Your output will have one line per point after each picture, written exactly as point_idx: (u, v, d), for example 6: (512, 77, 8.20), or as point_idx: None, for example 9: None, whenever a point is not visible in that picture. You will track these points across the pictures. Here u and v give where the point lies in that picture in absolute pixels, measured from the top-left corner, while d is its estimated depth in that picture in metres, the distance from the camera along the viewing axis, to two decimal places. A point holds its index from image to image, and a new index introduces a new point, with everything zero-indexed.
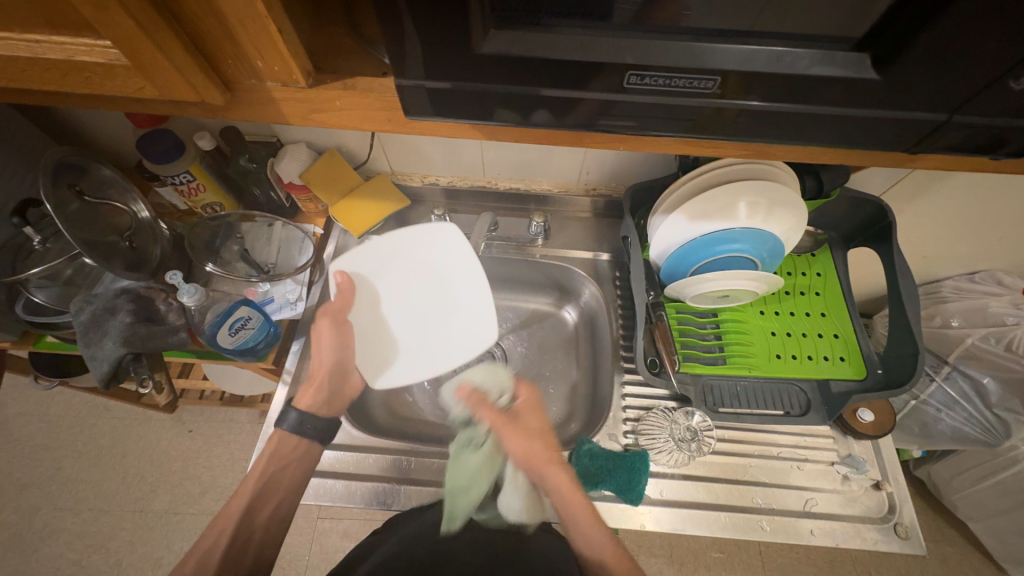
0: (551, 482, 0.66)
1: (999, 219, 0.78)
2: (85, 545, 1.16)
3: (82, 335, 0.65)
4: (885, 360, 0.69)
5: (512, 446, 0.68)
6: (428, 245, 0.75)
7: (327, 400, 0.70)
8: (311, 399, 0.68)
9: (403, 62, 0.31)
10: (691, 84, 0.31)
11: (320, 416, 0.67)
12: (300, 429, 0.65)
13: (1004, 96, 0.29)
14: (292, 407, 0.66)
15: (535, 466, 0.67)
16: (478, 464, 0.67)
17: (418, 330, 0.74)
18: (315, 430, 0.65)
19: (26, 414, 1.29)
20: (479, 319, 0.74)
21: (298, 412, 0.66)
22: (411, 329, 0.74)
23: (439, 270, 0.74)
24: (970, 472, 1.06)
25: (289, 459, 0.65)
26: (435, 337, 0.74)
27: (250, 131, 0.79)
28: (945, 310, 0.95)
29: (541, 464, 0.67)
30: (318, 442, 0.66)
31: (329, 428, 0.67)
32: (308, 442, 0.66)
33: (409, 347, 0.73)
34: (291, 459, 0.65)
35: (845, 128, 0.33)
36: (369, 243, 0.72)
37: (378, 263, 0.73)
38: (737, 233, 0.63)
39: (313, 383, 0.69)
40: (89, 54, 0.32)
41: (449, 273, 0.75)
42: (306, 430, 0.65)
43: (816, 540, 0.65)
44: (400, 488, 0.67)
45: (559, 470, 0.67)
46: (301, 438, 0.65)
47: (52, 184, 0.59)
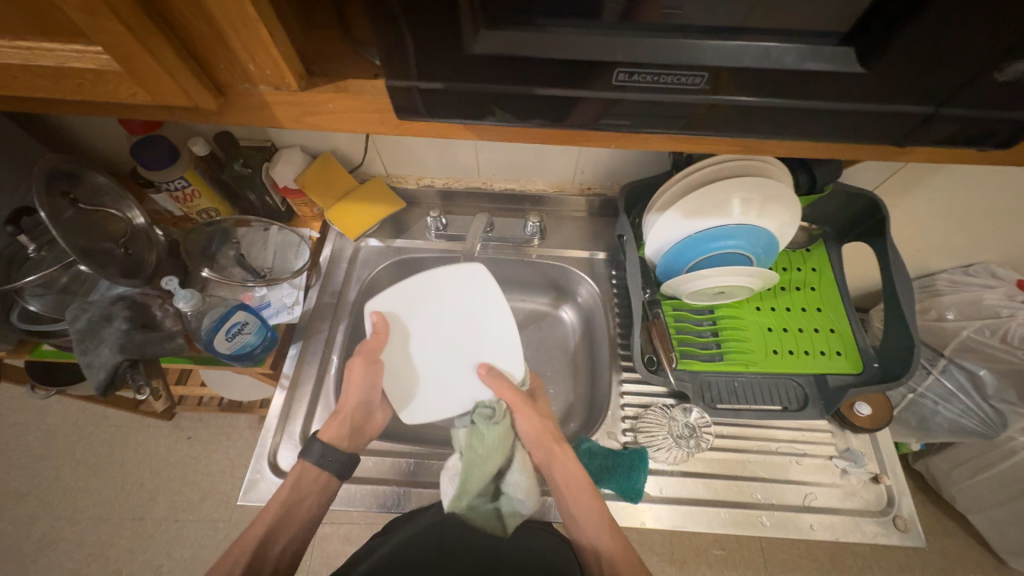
0: (559, 464, 0.65)
1: (991, 212, 0.79)
2: (85, 554, 1.15)
3: (77, 343, 0.65)
4: (881, 354, 0.69)
5: (524, 425, 0.67)
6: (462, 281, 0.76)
7: (352, 435, 0.68)
8: (336, 433, 0.66)
9: (395, 64, 0.31)
10: (681, 81, 0.31)
11: (343, 451, 0.65)
12: (322, 463, 0.63)
13: (990, 88, 0.29)
14: (317, 440, 0.64)
15: (546, 448, 0.66)
16: (496, 438, 0.63)
17: (446, 364, 0.73)
18: (337, 464, 0.64)
19: (23, 423, 1.29)
20: (507, 352, 0.73)
21: (321, 445, 0.64)
22: (442, 364, 0.73)
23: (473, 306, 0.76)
24: (968, 464, 1.06)
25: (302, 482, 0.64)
26: (462, 373, 0.72)
27: (245, 136, 0.79)
28: (940, 303, 0.96)
29: (551, 445, 0.66)
30: (340, 475, 0.65)
31: (351, 463, 0.65)
32: (328, 475, 0.64)
33: (439, 381, 0.72)
34: (309, 493, 0.64)
35: (834, 122, 0.33)
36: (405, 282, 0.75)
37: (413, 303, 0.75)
38: (731, 230, 0.63)
39: (340, 418, 0.67)
40: (80, 60, 0.32)
41: (476, 304, 0.76)
42: (328, 464, 0.63)
43: (816, 534, 0.65)
44: (403, 491, 0.68)
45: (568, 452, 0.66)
46: (322, 471, 0.64)
47: (45, 192, 0.59)
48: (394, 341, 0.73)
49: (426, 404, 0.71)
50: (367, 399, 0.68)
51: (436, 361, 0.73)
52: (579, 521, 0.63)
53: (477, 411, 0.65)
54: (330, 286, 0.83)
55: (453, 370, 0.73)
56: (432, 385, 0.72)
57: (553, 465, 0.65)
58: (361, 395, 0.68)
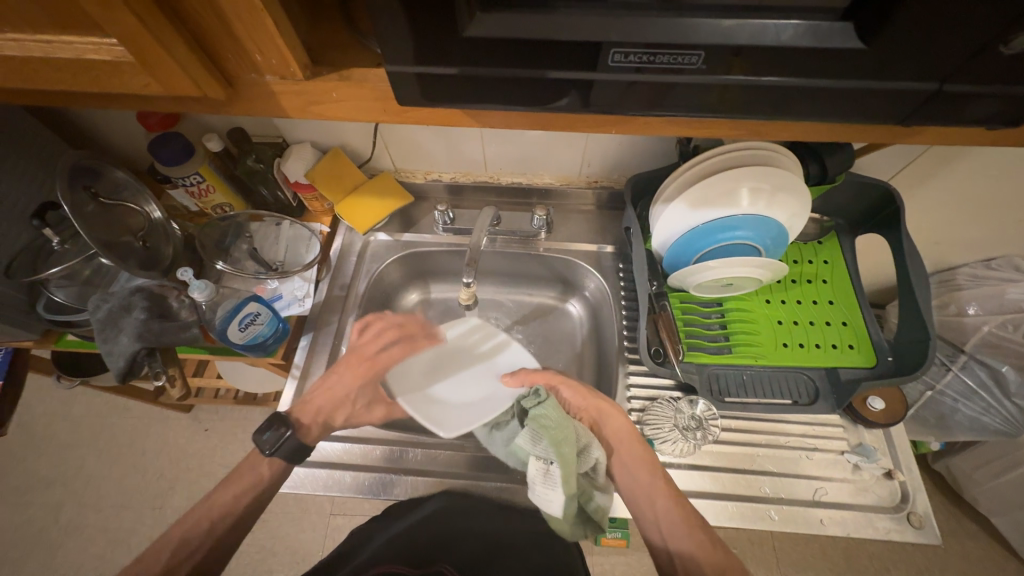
0: (608, 417, 0.66)
1: (1015, 202, 0.76)
2: (108, 540, 1.20)
3: (99, 332, 0.68)
4: (895, 347, 0.68)
5: (570, 392, 0.67)
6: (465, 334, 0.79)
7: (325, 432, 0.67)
8: (312, 432, 0.65)
9: (393, 49, 0.32)
10: (677, 60, 0.31)
11: (304, 445, 0.62)
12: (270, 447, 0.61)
13: (997, 62, 0.29)
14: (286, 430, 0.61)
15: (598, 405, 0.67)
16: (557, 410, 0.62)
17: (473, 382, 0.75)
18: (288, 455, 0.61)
19: (50, 413, 1.34)
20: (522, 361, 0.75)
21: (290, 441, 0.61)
22: (471, 386, 0.74)
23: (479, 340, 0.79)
24: (990, 464, 1.03)
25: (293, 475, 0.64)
26: (491, 390, 0.73)
27: (258, 132, 0.81)
28: (960, 298, 0.93)
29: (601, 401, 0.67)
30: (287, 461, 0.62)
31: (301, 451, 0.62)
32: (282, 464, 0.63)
33: (472, 402, 0.72)
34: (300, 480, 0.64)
35: (834, 100, 0.33)
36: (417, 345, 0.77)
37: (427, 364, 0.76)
38: (739, 221, 0.62)
39: (318, 420, 0.67)
40: (96, 52, 0.33)
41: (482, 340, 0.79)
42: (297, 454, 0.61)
43: (827, 529, 0.64)
44: (394, 478, 0.68)
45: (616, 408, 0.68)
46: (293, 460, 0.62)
47: (68, 187, 0.61)
48: (421, 379, 0.75)
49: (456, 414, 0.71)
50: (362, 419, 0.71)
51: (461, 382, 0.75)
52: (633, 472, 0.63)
53: (526, 399, 0.65)
54: (339, 280, 0.84)
55: (480, 384, 0.74)
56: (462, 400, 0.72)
57: (604, 420, 0.66)
58: (347, 412, 0.69)
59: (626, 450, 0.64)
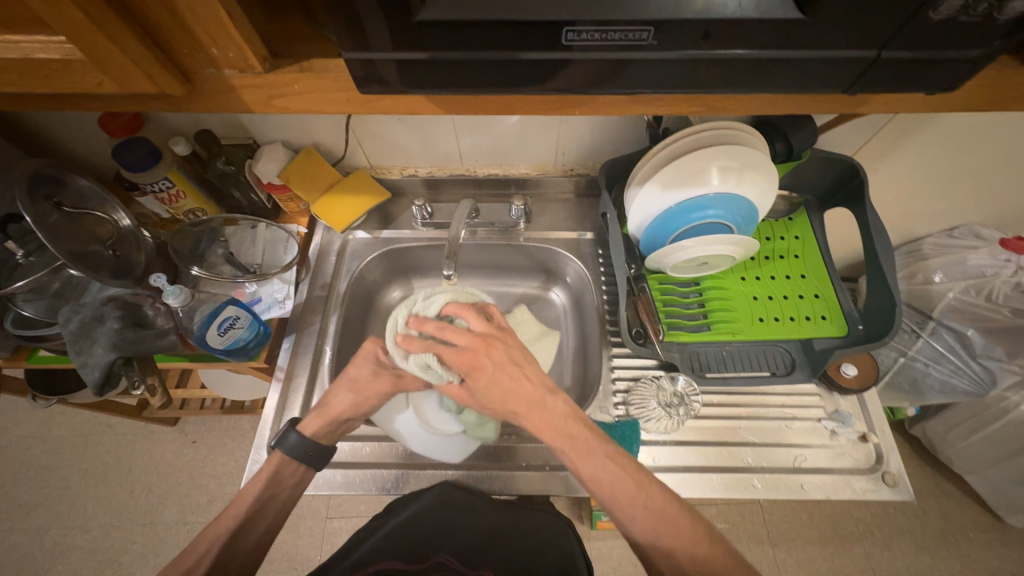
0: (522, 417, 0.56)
1: (972, 171, 0.79)
2: (98, 560, 1.17)
3: (71, 345, 0.66)
4: (865, 315, 0.70)
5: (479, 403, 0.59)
6: None
7: (333, 431, 0.65)
8: (315, 428, 0.64)
9: (351, 37, 0.32)
10: (628, 37, 0.32)
11: (320, 445, 0.63)
12: (293, 452, 0.62)
13: (926, 28, 0.30)
14: (293, 429, 0.63)
15: (528, 397, 0.56)
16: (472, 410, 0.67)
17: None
18: (312, 457, 0.63)
19: (28, 436, 1.30)
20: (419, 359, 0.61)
21: (297, 434, 0.63)
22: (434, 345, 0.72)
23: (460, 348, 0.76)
24: (963, 425, 1.07)
25: (283, 486, 0.62)
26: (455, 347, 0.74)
27: (226, 133, 0.79)
28: (926, 266, 0.96)
29: (530, 389, 0.56)
30: (315, 467, 0.64)
31: (327, 454, 0.64)
32: (305, 467, 0.64)
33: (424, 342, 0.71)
34: (284, 488, 0.62)
35: (783, 71, 0.34)
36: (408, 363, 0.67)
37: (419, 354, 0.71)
38: (710, 200, 0.64)
39: (319, 412, 0.64)
40: (45, 51, 0.33)
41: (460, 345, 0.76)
42: (307, 456, 0.63)
43: (807, 493, 0.67)
44: (403, 474, 0.70)
45: (556, 397, 0.57)
46: (301, 463, 0.63)
47: (29, 197, 0.59)
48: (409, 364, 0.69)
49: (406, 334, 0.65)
50: (368, 409, 0.66)
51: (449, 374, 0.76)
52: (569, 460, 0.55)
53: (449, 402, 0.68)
54: (319, 280, 0.83)
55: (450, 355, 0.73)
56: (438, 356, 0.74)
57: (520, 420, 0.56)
58: (353, 396, 0.65)
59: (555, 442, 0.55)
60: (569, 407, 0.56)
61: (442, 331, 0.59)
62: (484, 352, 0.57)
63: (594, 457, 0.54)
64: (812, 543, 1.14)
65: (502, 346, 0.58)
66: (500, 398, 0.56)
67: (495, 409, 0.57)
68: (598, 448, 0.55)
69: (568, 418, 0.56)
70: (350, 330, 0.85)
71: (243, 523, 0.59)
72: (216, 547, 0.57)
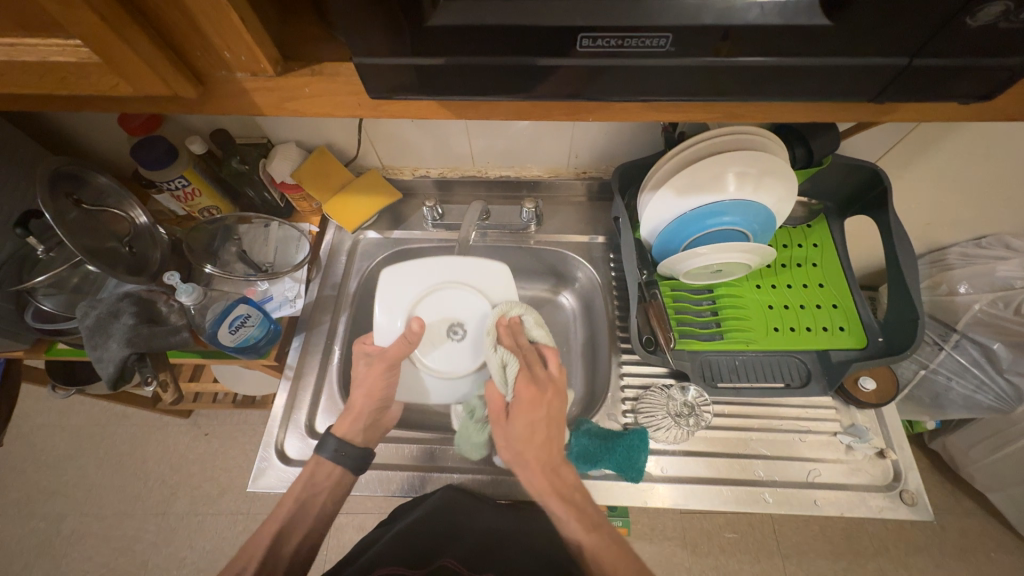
0: (531, 471, 0.62)
1: (1003, 179, 0.75)
2: (112, 548, 1.20)
3: (88, 339, 0.68)
4: (886, 328, 0.68)
5: (501, 439, 0.65)
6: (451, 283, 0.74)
7: (367, 430, 0.68)
8: (349, 429, 0.67)
9: (361, 41, 0.31)
10: (645, 44, 0.31)
11: (355, 446, 0.65)
12: (336, 459, 0.64)
13: (962, 35, 0.29)
14: (330, 435, 0.65)
15: (547, 456, 0.62)
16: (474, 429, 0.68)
17: (458, 301, 0.73)
18: (350, 460, 0.64)
19: (49, 424, 1.34)
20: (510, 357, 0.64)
21: (335, 441, 0.65)
22: (409, 284, 0.74)
23: (446, 277, 0.75)
24: (986, 441, 1.04)
25: (324, 487, 0.65)
26: (435, 287, 0.74)
27: (241, 133, 0.80)
28: (951, 277, 0.93)
29: (551, 451, 0.63)
30: (352, 471, 0.65)
31: (366, 458, 0.65)
32: (342, 470, 0.65)
33: (400, 290, 0.74)
34: (324, 488, 0.65)
35: (806, 79, 0.33)
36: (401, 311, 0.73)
37: (396, 297, 0.73)
38: (726, 206, 0.62)
39: (353, 413, 0.67)
40: (62, 54, 0.33)
41: (451, 275, 0.75)
42: (342, 459, 0.64)
43: (821, 509, 0.65)
44: (424, 476, 0.68)
45: (567, 466, 0.64)
46: (337, 466, 0.64)
47: (50, 194, 0.60)
48: (395, 313, 0.73)
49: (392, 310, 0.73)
50: (381, 394, 0.68)
51: (443, 312, 0.73)
52: (566, 523, 0.60)
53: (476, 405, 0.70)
54: (330, 279, 0.84)
55: (440, 300, 0.73)
56: (424, 303, 0.73)
57: (527, 474, 0.62)
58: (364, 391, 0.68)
59: (556, 506, 0.60)
60: (574, 477, 0.63)
61: (533, 357, 0.66)
62: (545, 399, 0.63)
63: (590, 526, 0.60)
64: (824, 558, 1.12)
65: (556, 402, 0.64)
66: (524, 442, 0.63)
67: (511, 448, 0.64)
68: (595, 520, 0.60)
69: (567, 484, 0.62)
70: (360, 329, 0.85)
71: (283, 525, 0.65)
72: (258, 546, 0.63)
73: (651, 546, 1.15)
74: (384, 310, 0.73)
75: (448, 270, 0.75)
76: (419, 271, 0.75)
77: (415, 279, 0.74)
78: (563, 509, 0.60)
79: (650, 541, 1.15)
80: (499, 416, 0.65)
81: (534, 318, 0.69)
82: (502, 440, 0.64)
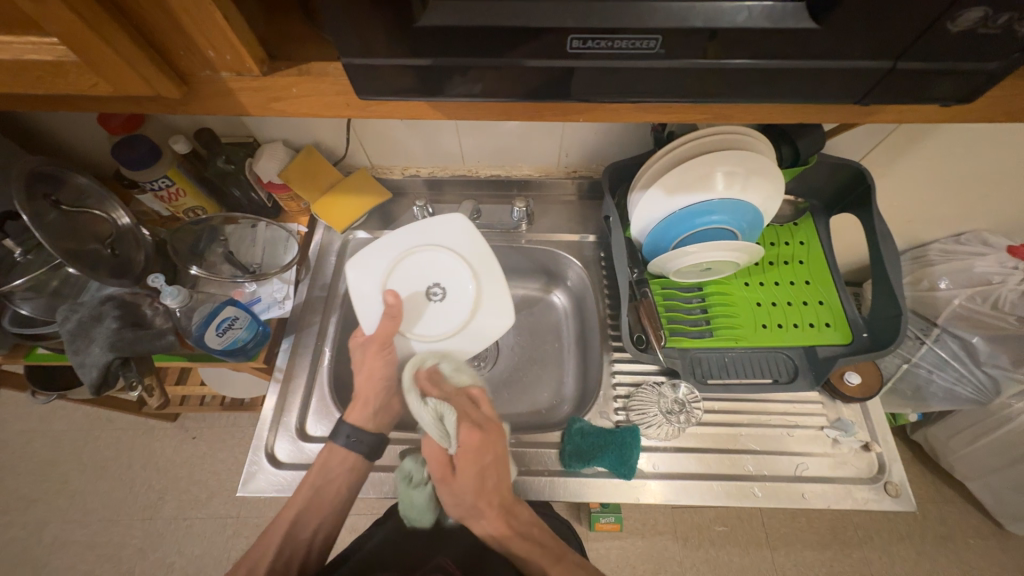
0: (486, 519, 0.61)
1: (981, 177, 0.77)
2: (97, 555, 1.17)
3: (69, 343, 0.66)
4: (870, 323, 0.69)
5: (448, 495, 0.62)
6: (427, 246, 0.72)
7: (377, 415, 0.68)
8: (360, 417, 0.67)
9: (349, 41, 0.31)
10: (634, 46, 0.31)
11: (365, 430, 0.65)
12: (349, 446, 0.64)
13: (942, 39, 0.30)
14: (343, 421, 0.65)
15: (502, 499, 0.61)
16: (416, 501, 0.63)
17: (436, 264, 0.72)
18: (365, 445, 0.64)
19: (29, 430, 1.30)
20: (443, 405, 0.62)
21: (347, 427, 0.65)
22: (380, 256, 0.71)
23: (422, 240, 0.73)
24: (965, 432, 1.07)
25: (336, 473, 0.65)
26: (408, 254, 0.72)
27: (225, 132, 0.79)
28: (932, 273, 0.95)
29: (504, 493, 0.62)
30: (368, 457, 0.65)
31: (378, 445, 0.66)
32: (355, 456, 0.65)
33: (371, 264, 0.71)
34: (336, 476, 0.65)
35: (793, 81, 0.33)
36: (380, 285, 0.70)
37: (370, 270, 0.71)
38: (715, 205, 0.63)
39: (360, 401, 0.66)
40: (38, 52, 0.32)
41: (426, 238, 0.73)
42: (356, 444, 0.64)
43: (809, 502, 0.66)
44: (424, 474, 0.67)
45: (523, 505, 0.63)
46: (349, 451, 0.64)
47: (26, 195, 0.58)
48: (370, 287, 0.70)
49: (370, 284, 0.70)
50: (382, 373, 0.67)
51: (418, 277, 0.71)
52: (533, 558, 0.59)
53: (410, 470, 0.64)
54: (319, 280, 0.83)
55: (416, 268, 0.71)
56: (400, 269, 0.71)
57: (483, 521, 0.61)
58: (369, 378, 0.67)
59: (521, 546, 0.60)
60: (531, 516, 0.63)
61: (467, 405, 0.65)
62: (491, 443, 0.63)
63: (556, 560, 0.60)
64: (811, 548, 1.14)
65: (501, 445, 0.63)
66: (474, 492, 0.61)
67: (461, 502, 0.61)
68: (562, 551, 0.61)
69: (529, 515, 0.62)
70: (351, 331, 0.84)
71: (299, 513, 0.65)
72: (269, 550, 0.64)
73: (642, 540, 1.17)
74: (359, 285, 0.70)
75: (429, 233, 0.73)
76: (397, 236, 0.72)
77: (389, 247, 0.72)
78: (528, 546, 0.60)
79: (641, 536, 1.17)
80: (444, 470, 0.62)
81: (451, 365, 0.67)
82: (449, 496, 0.62)
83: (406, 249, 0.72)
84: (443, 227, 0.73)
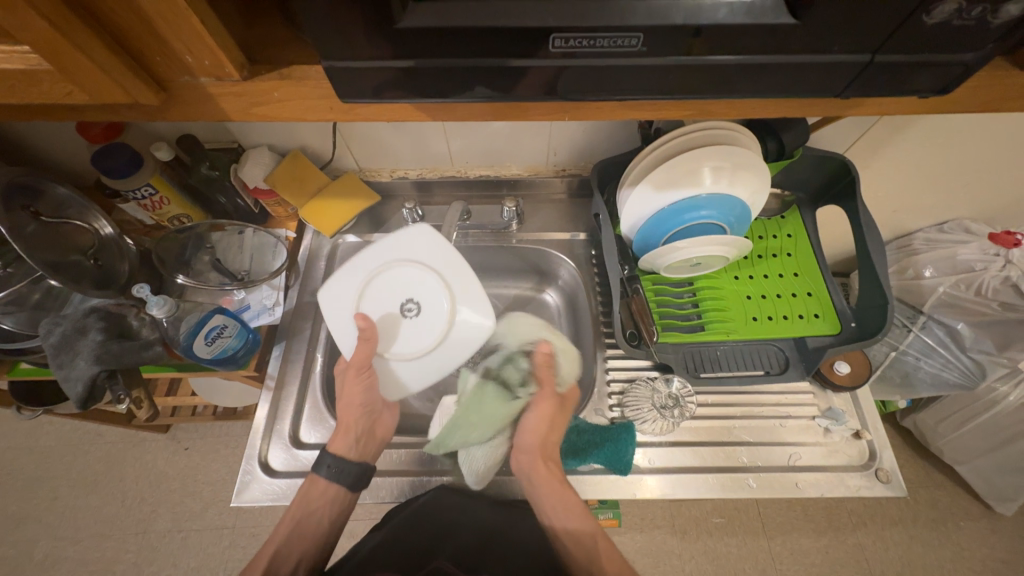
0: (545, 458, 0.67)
1: (962, 167, 0.79)
2: (90, 571, 1.16)
3: (53, 359, 0.65)
4: (858, 313, 0.70)
5: (533, 416, 0.69)
6: (397, 261, 0.70)
7: (359, 442, 0.68)
8: (342, 445, 0.66)
9: (330, 44, 0.31)
10: (617, 43, 0.31)
11: (346, 459, 0.64)
12: (331, 476, 0.63)
13: (919, 32, 0.30)
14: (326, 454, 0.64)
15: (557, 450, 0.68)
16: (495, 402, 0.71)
17: (409, 279, 0.70)
18: (349, 476, 0.63)
19: (16, 447, 1.28)
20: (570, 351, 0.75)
21: (329, 458, 0.64)
22: (349, 279, 0.70)
23: (390, 256, 0.71)
24: (952, 417, 1.09)
25: (318, 503, 0.65)
26: (377, 274, 0.70)
27: (208, 137, 0.77)
28: (917, 261, 0.97)
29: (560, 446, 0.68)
30: (351, 488, 0.64)
31: (362, 476, 0.65)
32: (337, 488, 0.64)
33: (340, 290, 0.70)
34: (317, 507, 0.65)
35: (775, 76, 0.34)
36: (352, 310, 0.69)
37: (339, 296, 0.70)
38: (703, 200, 0.63)
39: (343, 429, 0.66)
40: (10, 61, 0.31)
41: (394, 252, 0.71)
42: (337, 477, 0.63)
43: (802, 491, 0.67)
44: (426, 480, 0.68)
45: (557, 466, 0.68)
46: (330, 482, 0.64)
47: (5, 207, 0.57)
48: (341, 312, 0.69)
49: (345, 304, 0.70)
50: (361, 400, 0.68)
51: (391, 294, 0.70)
52: (566, 515, 0.63)
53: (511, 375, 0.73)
54: (310, 286, 0.82)
55: (387, 286, 0.70)
56: (373, 287, 0.70)
57: (536, 464, 0.66)
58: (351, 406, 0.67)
59: (562, 498, 0.64)
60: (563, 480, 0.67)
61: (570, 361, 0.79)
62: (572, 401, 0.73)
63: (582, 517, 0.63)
64: (807, 536, 1.16)
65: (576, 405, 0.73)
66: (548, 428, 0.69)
67: (531, 434, 0.68)
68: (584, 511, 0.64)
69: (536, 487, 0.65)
70: None
71: (281, 545, 0.65)
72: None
73: (641, 535, 1.17)
74: (330, 310, 0.69)
75: (400, 248, 0.71)
76: (372, 251, 0.71)
77: (358, 268, 0.71)
78: (569, 497, 0.64)
79: (640, 530, 1.18)
80: (546, 392, 0.71)
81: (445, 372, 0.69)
82: (533, 420, 0.69)
83: (379, 266, 0.70)
84: (411, 239, 0.71)
